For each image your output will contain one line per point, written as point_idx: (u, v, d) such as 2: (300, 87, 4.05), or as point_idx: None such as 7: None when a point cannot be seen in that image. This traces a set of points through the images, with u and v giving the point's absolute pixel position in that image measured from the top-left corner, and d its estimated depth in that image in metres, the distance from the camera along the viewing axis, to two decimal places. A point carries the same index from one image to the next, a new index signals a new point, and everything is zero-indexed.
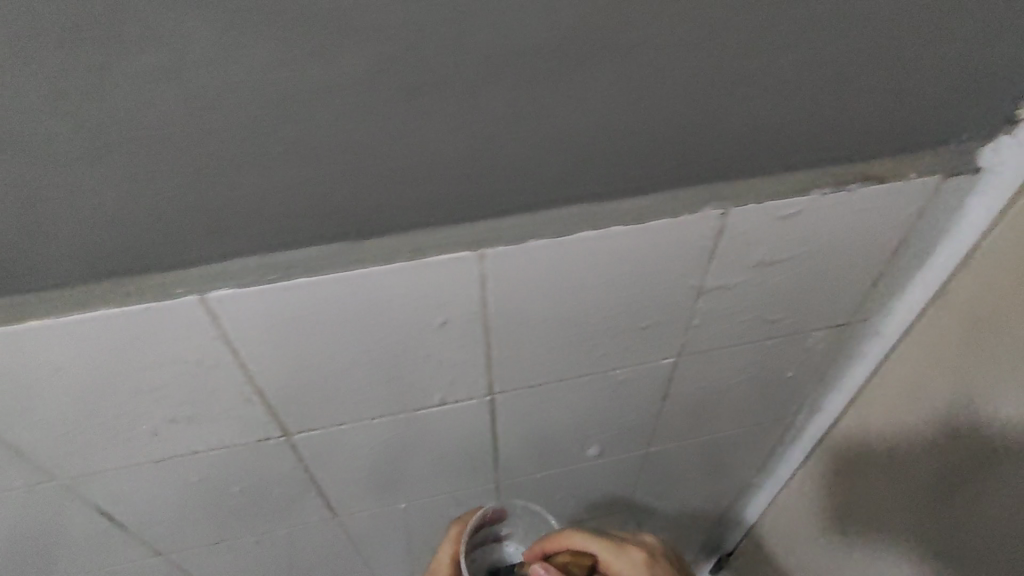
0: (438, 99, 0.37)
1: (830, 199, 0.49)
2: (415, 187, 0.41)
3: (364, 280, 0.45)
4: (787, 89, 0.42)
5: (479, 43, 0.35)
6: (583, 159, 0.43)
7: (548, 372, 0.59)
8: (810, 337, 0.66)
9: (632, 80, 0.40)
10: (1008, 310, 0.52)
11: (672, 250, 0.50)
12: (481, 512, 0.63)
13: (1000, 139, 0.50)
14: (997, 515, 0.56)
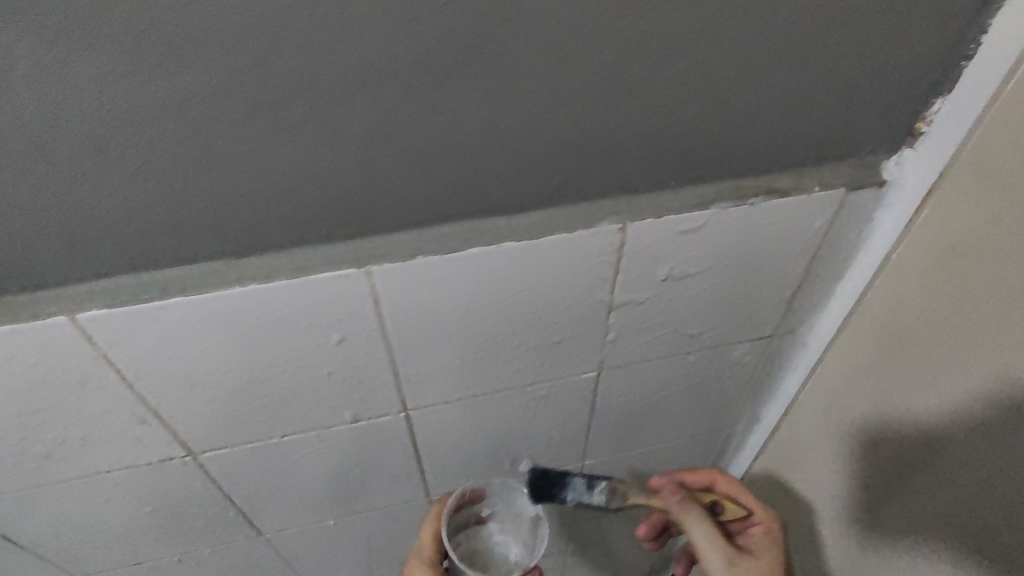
0: (298, 113, 0.36)
1: (734, 213, 0.48)
2: (289, 202, 0.40)
3: (245, 300, 0.44)
4: (673, 103, 0.42)
5: (332, 56, 0.35)
6: (469, 175, 0.42)
7: (464, 387, 0.58)
8: (736, 349, 0.65)
9: (508, 95, 0.39)
10: (929, 315, 0.53)
11: (573, 265, 0.49)
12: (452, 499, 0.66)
13: (903, 152, 0.50)
14: (930, 514, 0.57)
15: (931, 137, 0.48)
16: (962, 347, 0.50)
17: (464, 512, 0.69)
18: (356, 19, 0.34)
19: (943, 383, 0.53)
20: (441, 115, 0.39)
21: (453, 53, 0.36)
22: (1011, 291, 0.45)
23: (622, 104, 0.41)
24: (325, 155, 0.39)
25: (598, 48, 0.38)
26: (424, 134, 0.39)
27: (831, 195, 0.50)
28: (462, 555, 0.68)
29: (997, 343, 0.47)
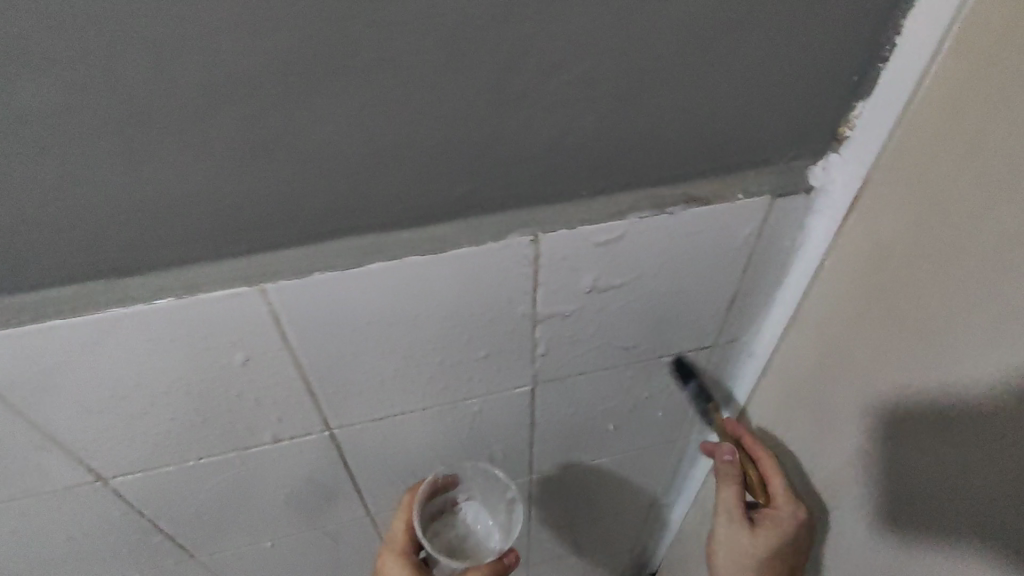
0: (155, 129, 0.33)
1: (652, 222, 0.47)
2: (163, 223, 0.38)
3: (132, 321, 0.42)
4: (577, 110, 0.39)
5: (184, 67, 0.32)
6: (360, 192, 0.39)
7: (388, 404, 0.56)
8: (677, 360, 0.63)
9: (390, 108, 0.36)
10: (856, 329, 0.51)
11: (487, 278, 0.47)
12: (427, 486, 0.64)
13: (828, 157, 0.48)
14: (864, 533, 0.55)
15: (855, 141, 0.46)
16: (884, 363, 0.48)
17: (438, 498, 0.67)
18: (202, 29, 0.30)
19: (869, 399, 0.50)
20: (319, 131, 0.35)
21: (320, 64, 0.33)
22: (925, 306, 0.43)
23: (518, 114, 0.38)
24: (193, 176, 0.36)
25: (483, 55, 0.35)
26: (301, 151, 0.36)
27: (756, 202, 0.48)
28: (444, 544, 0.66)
29: (913, 359, 0.45)
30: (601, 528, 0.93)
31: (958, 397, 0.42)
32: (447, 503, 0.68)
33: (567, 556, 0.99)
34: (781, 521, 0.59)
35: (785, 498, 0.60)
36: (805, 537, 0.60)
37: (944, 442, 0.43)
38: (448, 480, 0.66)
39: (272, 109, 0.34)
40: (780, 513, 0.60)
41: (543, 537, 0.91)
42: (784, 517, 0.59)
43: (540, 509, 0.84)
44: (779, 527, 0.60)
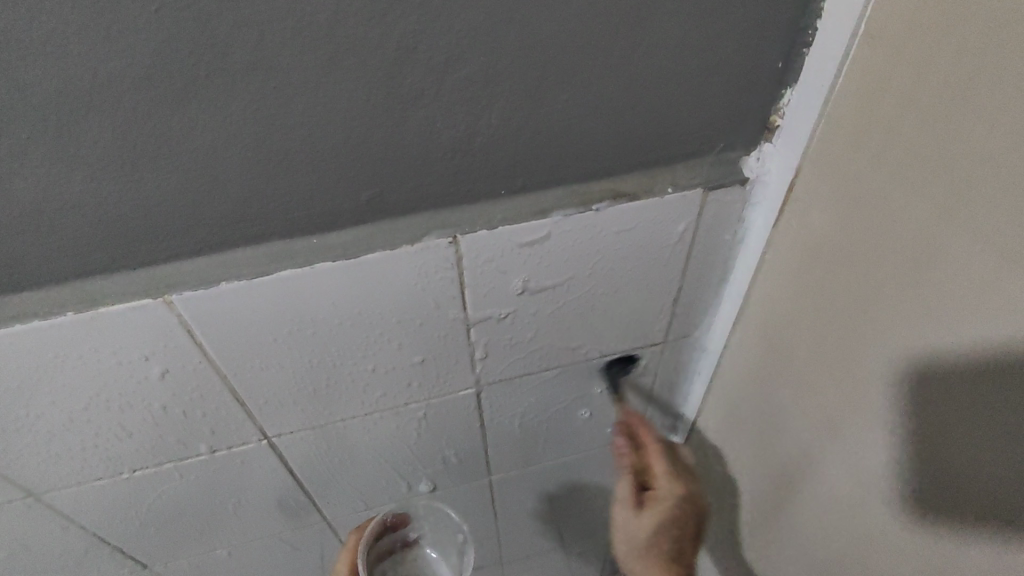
0: (21, 142, 0.32)
1: (578, 221, 0.45)
2: (49, 237, 0.37)
3: (33, 340, 0.41)
4: (477, 107, 0.38)
5: (41, 77, 0.30)
6: (258, 198, 0.38)
7: (328, 411, 0.55)
8: (629, 359, 0.62)
9: (274, 111, 0.34)
10: (799, 323, 0.50)
11: (408, 282, 0.45)
12: (376, 524, 0.66)
13: (762, 148, 0.47)
14: (817, 531, 0.54)
15: (786, 130, 0.45)
16: (831, 360, 0.47)
17: (386, 538, 0.67)
18: (53, 35, 0.29)
19: (819, 396, 0.49)
20: (199, 136, 0.34)
21: (190, 67, 0.32)
22: (864, 302, 0.42)
23: (417, 113, 0.37)
24: (71, 188, 0.34)
25: (369, 54, 0.33)
26: (185, 158, 0.35)
27: (688, 196, 0.46)
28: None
29: (858, 356, 0.44)
30: (574, 525, 0.93)
31: (903, 397, 0.41)
32: (397, 545, 0.68)
33: (542, 553, 0.98)
34: (664, 497, 0.61)
35: (664, 474, 0.62)
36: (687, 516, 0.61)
37: (892, 442, 0.43)
38: (399, 517, 0.68)
39: (143, 115, 0.33)
40: (660, 489, 0.61)
41: (514, 536, 0.91)
42: (661, 492, 0.61)
43: (507, 509, 0.83)
44: (663, 503, 0.61)
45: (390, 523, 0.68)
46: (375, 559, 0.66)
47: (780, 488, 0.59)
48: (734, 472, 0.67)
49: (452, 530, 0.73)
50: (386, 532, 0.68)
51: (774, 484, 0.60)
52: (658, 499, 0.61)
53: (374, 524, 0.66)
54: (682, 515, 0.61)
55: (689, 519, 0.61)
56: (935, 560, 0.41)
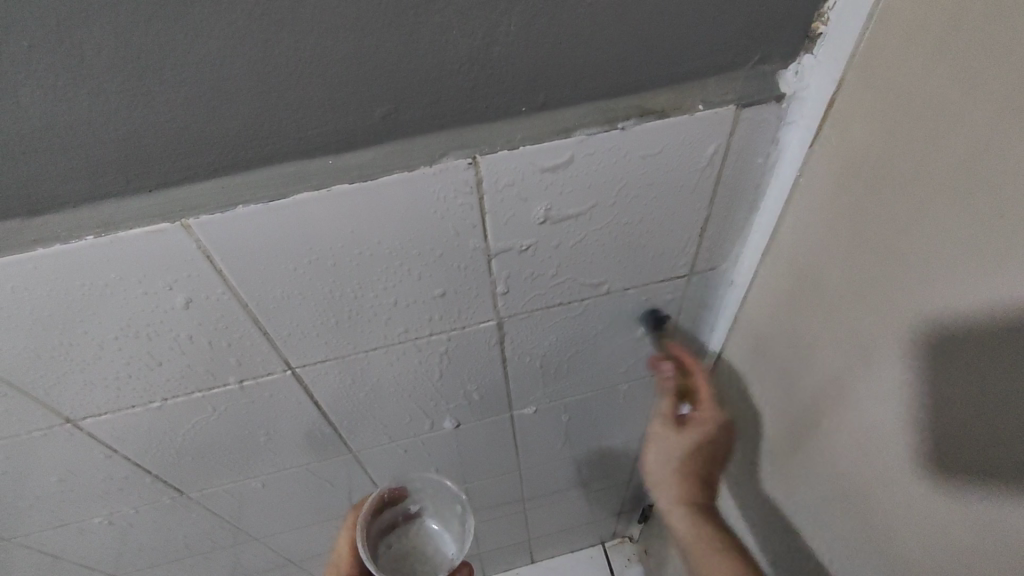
0: (22, 54, 0.31)
1: (601, 141, 0.43)
2: (64, 156, 0.37)
3: (57, 266, 0.41)
4: (492, 12, 0.35)
5: None
6: (270, 114, 0.37)
7: (351, 343, 0.55)
8: (653, 293, 0.60)
9: (280, 18, 0.33)
10: (835, 249, 0.47)
11: (427, 208, 0.44)
12: (369, 502, 0.66)
13: (801, 59, 0.43)
14: (843, 465, 0.53)
15: (830, 38, 0.41)
16: (867, 288, 0.45)
17: (386, 513, 0.68)
18: None
19: (850, 326, 0.48)
20: (205, 45, 0.33)
21: None
22: (905, 221, 0.40)
23: (431, 19, 0.35)
24: (79, 103, 0.34)
25: None
26: (190, 70, 0.34)
27: (719, 113, 0.44)
28: (395, 554, 0.66)
29: (895, 280, 0.42)
30: (597, 461, 0.94)
31: (943, 324, 0.38)
32: (399, 518, 0.69)
33: (566, 489, 1.01)
34: (708, 418, 0.64)
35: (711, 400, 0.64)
36: (724, 440, 0.64)
37: (927, 372, 0.41)
38: (397, 491, 0.67)
39: (142, 22, 0.31)
40: (707, 410, 0.64)
41: (539, 471, 0.93)
42: (710, 416, 0.64)
43: (530, 445, 0.85)
44: (703, 424, 0.64)
45: (390, 497, 0.67)
46: (377, 536, 0.66)
47: (805, 423, 0.58)
48: (759, 405, 0.67)
49: (451, 502, 0.70)
50: (386, 507, 0.68)
51: (799, 420, 0.59)
52: (701, 423, 0.64)
53: (371, 501, 0.66)
54: (725, 438, 0.64)
55: (728, 442, 0.65)
56: (962, 490, 0.40)
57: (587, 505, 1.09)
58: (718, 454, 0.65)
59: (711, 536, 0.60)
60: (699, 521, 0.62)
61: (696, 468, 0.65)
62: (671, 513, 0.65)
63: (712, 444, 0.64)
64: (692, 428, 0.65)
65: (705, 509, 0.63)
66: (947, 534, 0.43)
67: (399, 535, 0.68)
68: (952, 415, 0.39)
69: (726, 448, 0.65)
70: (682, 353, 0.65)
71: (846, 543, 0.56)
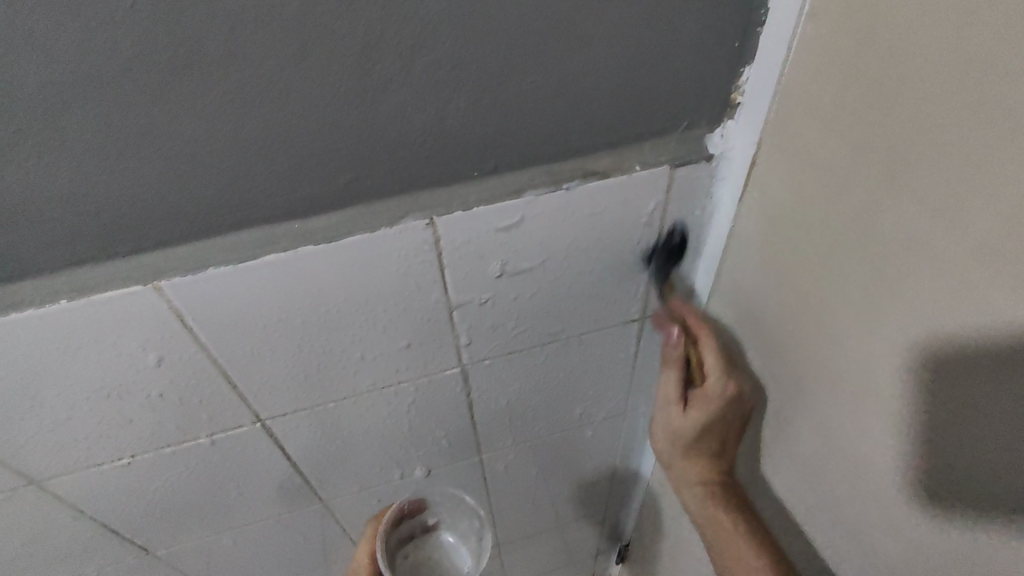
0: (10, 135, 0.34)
1: (550, 200, 0.47)
2: (42, 227, 0.39)
3: (33, 328, 0.43)
4: (444, 92, 0.39)
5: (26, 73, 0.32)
6: (242, 183, 0.40)
7: (320, 395, 0.57)
8: (610, 337, 0.64)
9: (251, 99, 0.36)
10: (771, 292, 0.52)
11: (390, 264, 0.47)
12: (391, 511, 0.66)
13: (725, 124, 0.48)
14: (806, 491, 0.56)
15: (747, 106, 0.47)
16: (805, 324, 0.49)
17: (404, 525, 0.68)
18: (30, 28, 0.31)
19: (793, 360, 0.52)
20: (181, 125, 0.36)
21: (164, 61, 0.34)
22: (827, 266, 0.44)
23: (388, 97, 0.39)
24: (61, 178, 0.37)
25: (339, 42, 0.35)
26: (168, 146, 0.37)
27: (655, 173, 0.48)
28: (412, 565, 0.68)
29: (826, 318, 0.46)
30: (570, 504, 0.95)
31: (874, 356, 0.43)
32: (417, 530, 0.69)
33: (541, 533, 1.01)
34: (714, 400, 0.59)
35: (716, 373, 0.58)
36: (732, 413, 0.60)
37: (867, 401, 0.45)
38: (417, 505, 0.67)
39: (125, 107, 0.35)
40: (710, 389, 0.59)
41: (512, 516, 0.93)
42: (714, 395, 0.59)
43: (501, 490, 0.86)
44: (710, 402, 0.59)
45: (407, 511, 0.68)
46: (395, 547, 0.68)
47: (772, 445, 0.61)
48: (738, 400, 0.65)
49: (468, 516, 0.70)
50: (404, 520, 0.68)
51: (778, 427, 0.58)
52: (702, 399, 0.60)
53: (390, 513, 0.66)
54: (731, 411, 0.60)
55: (738, 412, 0.60)
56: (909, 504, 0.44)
57: (562, 548, 1.09)
58: (727, 426, 0.61)
59: (728, 518, 0.61)
60: (714, 501, 0.63)
61: (707, 441, 0.64)
62: (687, 492, 0.67)
63: (718, 419, 0.60)
64: (697, 407, 0.61)
65: (718, 488, 0.64)
66: (903, 548, 0.46)
67: (416, 545, 0.69)
68: (894, 436, 0.43)
69: (734, 418, 0.61)
70: (683, 309, 0.60)
71: (816, 563, 0.59)
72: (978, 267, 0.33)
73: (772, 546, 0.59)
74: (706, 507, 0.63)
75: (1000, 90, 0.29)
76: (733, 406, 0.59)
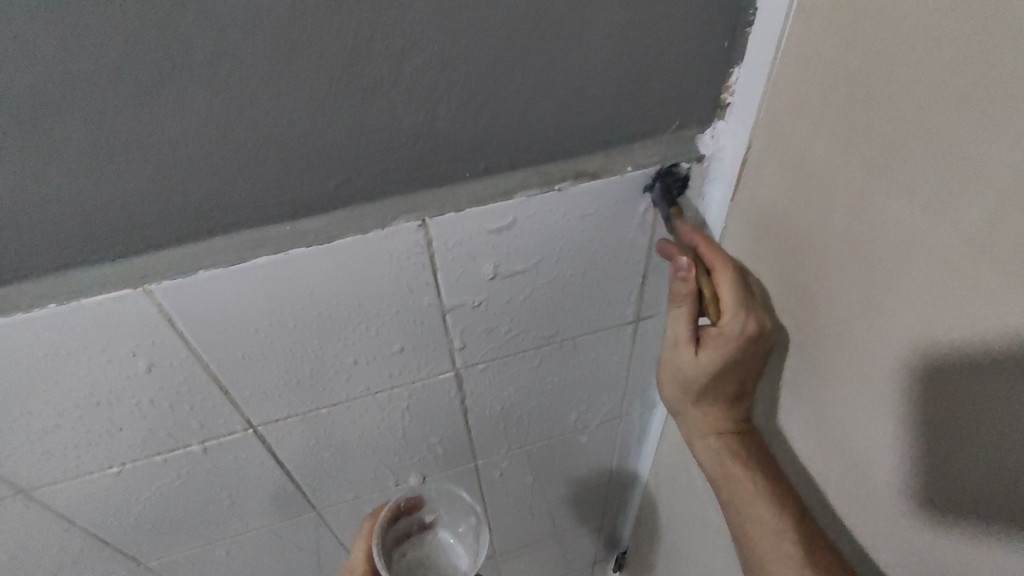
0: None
1: (542, 201, 0.47)
2: (30, 231, 0.39)
3: (20, 334, 0.42)
4: (433, 93, 0.40)
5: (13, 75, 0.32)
6: (233, 185, 0.40)
7: (313, 401, 0.56)
8: (604, 340, 0.64)
9: (240, 100, 0.36)
10: (764, 293, 0.52)
11: (381, 267, 0.47)
12: (386, 509, 0.65)
13: (715, 124, 0.49)
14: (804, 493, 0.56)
15: (737, 107, 0.47)
16: (798, 324, 0.49)
17: (401, 522, 0.67)
18: (17, 30, 0.31)
19: (788, 360, 0.52)
20: (170, 127, 0.36)
21: (153, 63, 0.34)
22: (819, 264, 0.44)
23: (378, 99, 0.39)
24: (49, 181, 0.37)
25: (328, 43, 0.35)
26: (157, 148, 0.37)
27: (646, 173, 0.48)
28: (409, 564, 0.66)
29: (819, 317, 0.46)
30: (568, 510, 0.94)
31: (871, 356, 0.42)
32: (415, 528, 0.68)
33: (538, 540, 1.00)
34: (727, 339, 0.50)
35: (732, 310, 0.50)
36: (753, 350, 0.51)
37: (863, 400, 0.44)
38: (413, 503, 0.67)
39: (114, 109, 0.35)
40: (725, 327, 0.50)
41: (509, 523, 0.92)
42: (729, 335, 0.50)
43: (497, 497, 0.85)
44: (724, 345, 0.51)
45: (404, 509, 0.67)
46: (392, 545, 0.66)
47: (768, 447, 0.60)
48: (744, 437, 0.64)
49: (466, 513, 0.69)
50: (401, 517, 0.67)
51: (806, 362, 0.50)
52: (719, 336, 0.51)
53: (386, 511, 0.65)
54: (750, 351, 0.52)
55: (756, 352, 0.52)
56: (905, 503, 0.43)
57: (560, 555, 1.08)
58: (748, 360, 0.52)
59: (748, 479, 0.55)
60: (730, 458, 0.57)
61: (722, 385, 0.55)
62: (701, 444, 0.60)
63: (738, 361, 0.52)
64: (708, 346, 0.53)
65: (735, 441, 0.57)
66: (902, 549, 0.45)
67: (414, 544, 0.68)
68: (888, 435, 0.43)
69: (753, 360, 0.53)
70: (694, 232, 0.50)
71: None
72: (966, 263, 0.33)
73: (795, 505, 0.53)
74: (723, 466, 0.57)
75: (987, 84, 0.29)
76: (750, 349, 0.51)
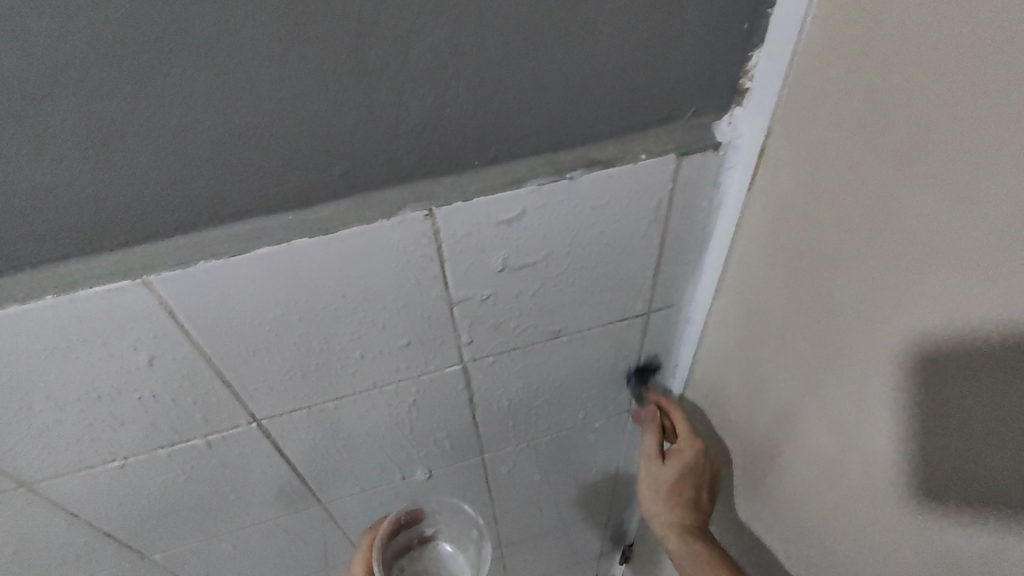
0: None
1: (553, 190, 0.46)
2: (26, 220, 0.38)
3: (18, 326, 0.41)
4: (441, 76, 0.38)
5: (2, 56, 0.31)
6: (234, 173, 0.39)
7: (317, 395, 0.55)
8: (615, 333, 0.62)
9: (240, 84, 0.35)
10: (778, 287, 0.50)
11: (387, 259, 0.46)
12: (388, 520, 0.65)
13: (732, 111, 0.47)
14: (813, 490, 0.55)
15: (756, 92, 0.45)
16: (811, 319, 0.47)
17: (400, 536, 0.67)
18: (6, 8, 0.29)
19: (801, 355, 0.50)
20: (168, 111, 0.35)
21: (149, 45, 0.32)
22: (835, 255, 0.43)
23: (383, 83, 0.37)
24: (43, 169, 0.35)
25: (331, 24, 0.34)
26: (155, 134, 0.36)
27: (660, 161, 0.47)
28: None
29: (835, 311, 0.44)
30: (575, 504, 0.93)
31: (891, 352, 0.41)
32: (413, 541, 0.67)
33: (545, 534, 0.99)
34: (685, 454, 0.67)
35: (688, 436, 0.67)
36: (704, 465, 0.68)
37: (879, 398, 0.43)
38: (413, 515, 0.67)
39: (109, 93, 0.33)
40: (683, 449, 0.67)
41: (516, 517, 0.91)
42: (685, 451, 0.67)
43: (504, 491, 0.84)
44: (681, 453, 0.67)
45: (404, 522, 0.67)
46: (391, 559, 0.65)
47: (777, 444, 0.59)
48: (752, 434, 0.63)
49: (466, 526, 0.69)
50: (400, 530, 0.67)
51: (796, 388, 0.53)
52: (677, 453, 0.68)
53: (387, 522, 0.65)
54: (702, 464, 0.68)
55: (707, 470, 0.68)
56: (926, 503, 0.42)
57: (566, 549, 1.08)
58: (699, 479, 0.69)
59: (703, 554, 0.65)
60: (689, 540, 0.68)
61: (684, 494, 0.69)
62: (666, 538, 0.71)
63: (692, 472, 0.68)
64: (671, 462, 0.69)
65: (695, 531, 0.69)
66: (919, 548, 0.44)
67: (414, 558, 0.66)
68: (908, 433, 0.41)
69: (706, 471, 0.68)
70: (662, 398, 0.69)
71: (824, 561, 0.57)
72: (998, 254, 0.31)
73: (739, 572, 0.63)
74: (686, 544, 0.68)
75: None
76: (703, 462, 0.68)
